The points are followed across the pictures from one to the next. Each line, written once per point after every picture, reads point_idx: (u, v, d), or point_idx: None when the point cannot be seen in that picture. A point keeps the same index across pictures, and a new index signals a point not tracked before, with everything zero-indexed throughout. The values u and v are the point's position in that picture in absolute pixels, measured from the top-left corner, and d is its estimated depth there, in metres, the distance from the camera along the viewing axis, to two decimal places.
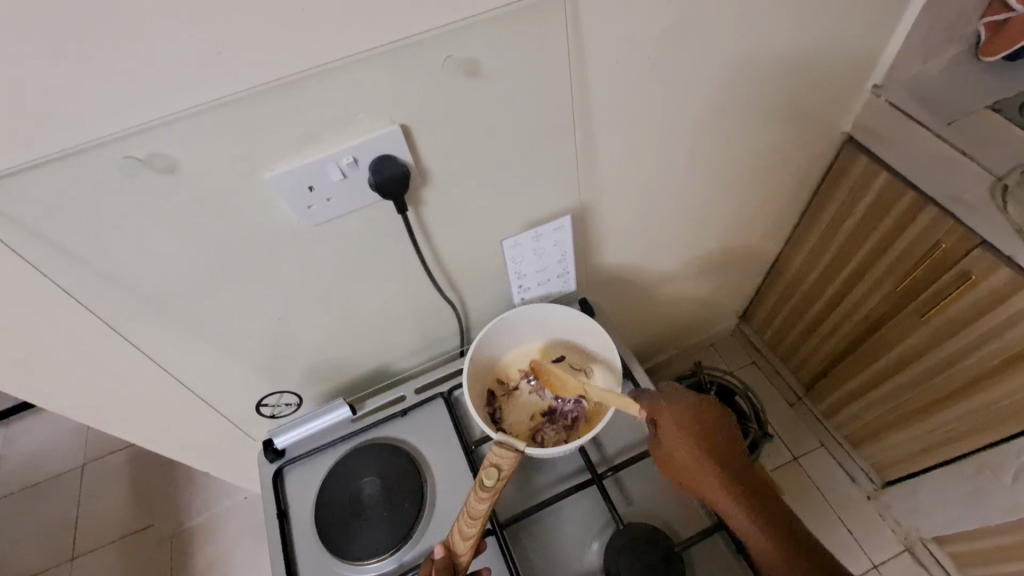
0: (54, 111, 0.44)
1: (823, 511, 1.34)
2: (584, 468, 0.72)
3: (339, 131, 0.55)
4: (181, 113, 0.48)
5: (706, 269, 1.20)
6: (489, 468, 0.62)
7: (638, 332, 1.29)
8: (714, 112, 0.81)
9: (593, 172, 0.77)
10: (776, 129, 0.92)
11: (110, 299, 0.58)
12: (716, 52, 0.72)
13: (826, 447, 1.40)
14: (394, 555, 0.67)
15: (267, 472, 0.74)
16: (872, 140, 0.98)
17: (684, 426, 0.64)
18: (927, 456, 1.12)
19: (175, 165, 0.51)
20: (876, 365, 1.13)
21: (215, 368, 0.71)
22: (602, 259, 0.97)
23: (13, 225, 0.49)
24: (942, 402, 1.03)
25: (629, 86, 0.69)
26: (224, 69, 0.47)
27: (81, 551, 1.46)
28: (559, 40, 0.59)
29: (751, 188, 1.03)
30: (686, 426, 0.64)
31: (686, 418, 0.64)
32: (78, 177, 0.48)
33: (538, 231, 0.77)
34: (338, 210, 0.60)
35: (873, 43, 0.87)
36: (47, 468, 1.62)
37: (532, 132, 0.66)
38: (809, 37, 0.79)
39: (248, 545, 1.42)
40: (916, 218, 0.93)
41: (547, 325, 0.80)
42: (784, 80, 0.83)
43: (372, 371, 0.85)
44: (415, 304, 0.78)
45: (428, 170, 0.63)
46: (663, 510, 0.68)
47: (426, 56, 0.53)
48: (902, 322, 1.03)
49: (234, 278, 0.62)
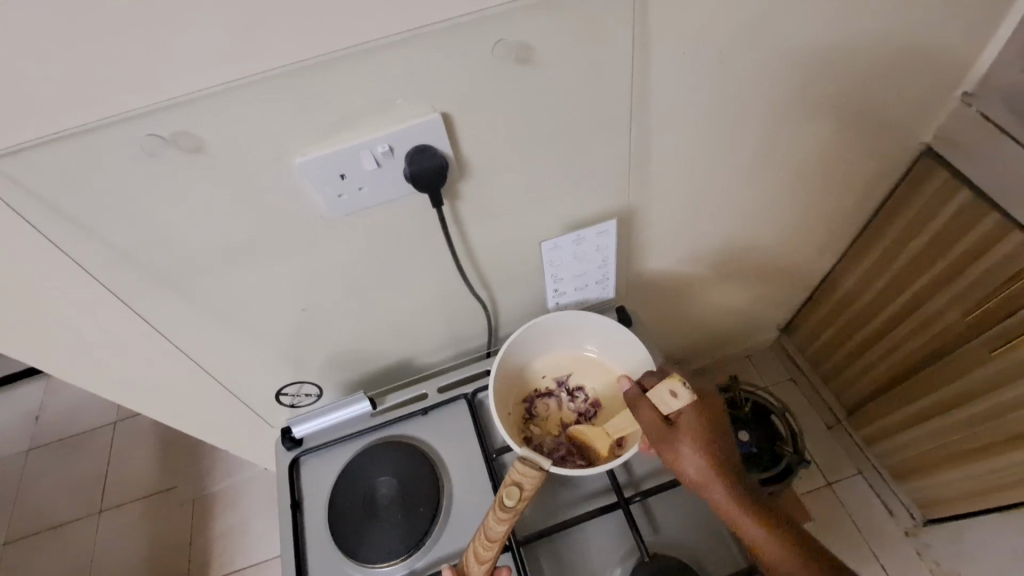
0: (74, 82, 0.42)
1: (856, 540, 1.26)
2: (610, 489, 0.68)
3: (375, 117, 0.51)
4: (209, 90, 0.45)
5: (751, 280, 1.13)
6: (509, 487, 0.59)
7: (673, 340, 1.23)
8: (780, 114, 0.73)
9: (643, 172, 0.71)
10: (845, 133, 0.84)
11: (128, 279, 0.56)
12: (790, 45, 0.64)
13: (864, 474, 1.31)
14: (406, 560, 0.65)
15: (283, 461, 0.73)
16: (954, 152, 0.88)
17: (699, 437, 0.59)
18: (979, 499, 1.04)
19: (201, 145, 0.48)
20: (930, 398, 1.04)
21: (236, 353, 0.69)
22: (643, 264, 0.92)
23: (33, 199, 0.47)
24: (1004, 444, 0.94)
25: (690, 81, 0.63)
26: (251, 43, 0.43)
27: (110, 505, 1.51)
28: (622, 25, 0.53)
29: (810, 199, 0.95)
30: (700, 436, 0.59)
31: (707, 418, 0.60)
32: (99, 153, 0.46)
33: (581, 234, 0.71)
34: (370, 200, 0.56)
35: (971, 46, 0.77)
36: (81, 422, 1.68)
37: (579, 128, 0.60)
38: (898, 33, 0.71)
39: (267, 516, 1.44)
40: (996, 245, 0.84)
41: (581, 334, 0.76)
42: (860, 81, 0.75)
43: (394, 365, 0.82)
44: (443, 301, 0.74)
45: (466, 163, 0.58)
46: (692, 543, 0.64)
47: (472, 39, 0.49)
48: (968, 354, 0.94)
49: (258, 264, 0.59)
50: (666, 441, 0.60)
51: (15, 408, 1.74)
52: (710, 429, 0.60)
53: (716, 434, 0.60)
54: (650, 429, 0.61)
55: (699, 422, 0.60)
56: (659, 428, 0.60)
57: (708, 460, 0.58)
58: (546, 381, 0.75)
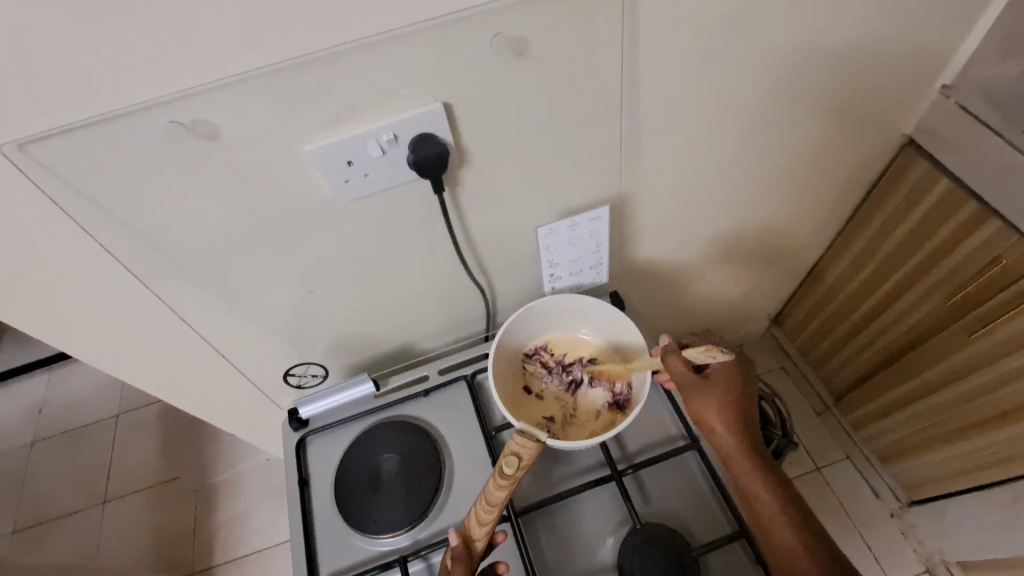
0: (102, 71, 0.45)
1: (842, 522, 1.31)
2: (604, 463, 0.71)
3: (380, 107, 0.54)
4: (227, 80, 0.48)
5: (741, 270, 1.16)
6: (508, 456, 0.62)
7: (665, 328, 1.26)
8: (766, 105, 0.76)
9: (635, 161, 0.75)
10: (830, 123, 0.87)
11: (145, 261, 0.58)
12: (775, 39, 0.67)
13: (851, 458, 1.35)
14: (409, 532, 0.68)
15: (290, 440, 0.76)
16: (934, 144, 0.91)
17: (729, 392, 0.66)
18: (960, 478, 1.08)
19: (218, 133, 0.51)
20: (914, 382, 1.08)
21: (244, 336, 0.72)
22: (636, 252, 0.95)
23: (59, 182, 0.50)
24: (984, 424, 0.98)
25: (679, 74, 0.66)
26: (267, 35, 0.46)
27: (113, 496, 1.54)
28: (614, 19, 0.56)
29: (797, 190, 0.98)
30: (730, 390, 0.66)
31: (737, 379, 0.68)
32: (122, 138, 0.49)
33: (574, 221, 0.74)
34: (375, 186, 0.59)
35: (949, 40, 0.81)
36: (84, 416, 1.70)
37: (573, 118, 0.63)
38: (877, 30, 0.74)
39: (269, 504, 1.47)
40: (974, 232, 0.88)
41: (577, 317, 0.79)
42: (843, 74, 0.79)
43: (396, 349, 0.85)
44: (444, 286, 0.77)
45: (466, 151, 0.61)
46: (681, 511, 0.68)
47: (473, 33, 0.52)
48: (948, 337, 0.98)
49: (267, 247, 0.62)
50: (699, 392, 0.66)
51: (18, 402, 1.75)
52: (739, 393, 0.67)
53: (747, 392, 0.67)
54: (685, 381, 0.67)
55: (731, 379, 0.67)
56: (693, 380, 0.67)
57: (732, 414, 0.65)
58: (547, 355, 0.78)
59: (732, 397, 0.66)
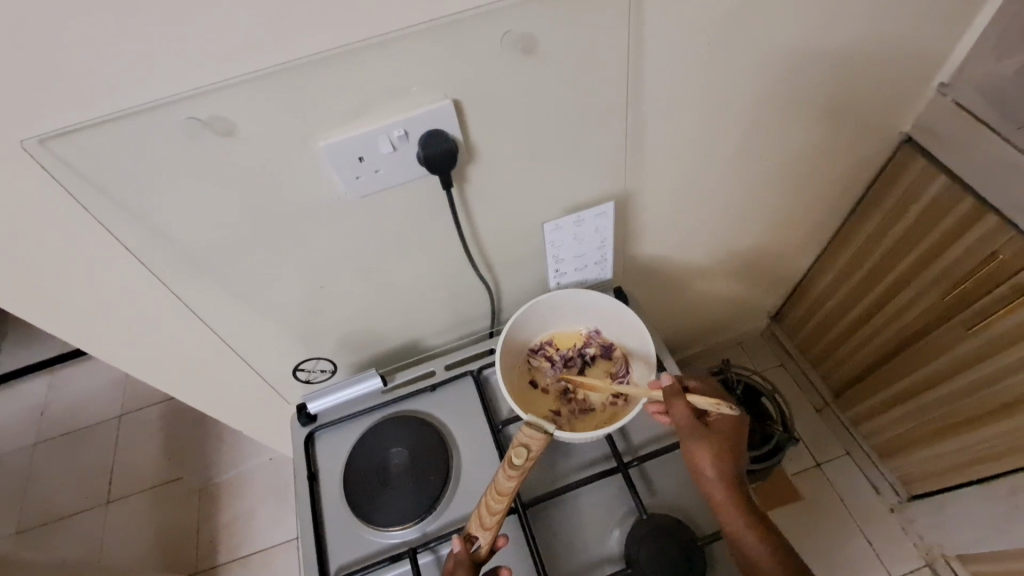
0: (123, 67, 0.46)
1: (843, 517, 1.32)
2: (610, 456, 0.72)
3: (391, 104, 0.55)
4: (244, 76, 0.49)
5: (742, 267, 1.17)
6: (518, 447, 0.63)
7: (667, 325, 1.27)
8: (767, 103, 0.78)
9: (639, 157, 0.76)
10: (830, 121, 0.88)
11: (159, 256, 0.59)
12: (776, 38, 0.69)
13: (851, 454, 1.37)
14: (418, 524, 0.69)
15: (299, 435, 0.77)
16: (931, 141, 0.92)
17: (728, 442, 0.64)
18: (959, 472, 1.09)
19: (233, 129, 0.52)
20: (913, 377, 1.09)
21: (254, 331, 0.72)
22: (639, 249, 0.96)
23: (78, 177, 0.51)
24: (983, 418, 0.99)
25: (682, 71, 0.67)
26: (283, 33, 0.47)
27: (116, 496, 1.54)
28: (620, 17, 0.57)
29: (798, 187, 1.00)
30: (729, 442, 0.64)
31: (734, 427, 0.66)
32: (141, 134, 0.49)
33: (580, 216, 0.76)
34: (385, 181, 0.60)
35: (946, 39, 0.82)
36: (87, 417, 1.70)
37: (579, 114, 0.64)
38: (876, 28, 0.75)
39: (273, 504, 1.48)
40: (971, 228, 0.89)
41: (582, 313, 0.80)
42: (843, 72, 0.80)
43: (403, 345, 0.86)
44: (451, 282, 0.78)
45: (475, 147, 0.62)
46: (685, 503, 0.69)
47: (484, 30, 0.53)
48: (946, 333, 0.99)
49: (278, 243, 0.63)
50: (697, 440, 0.64)
51: (20, 403, 1.75)
52: (735, 442, 0.65)
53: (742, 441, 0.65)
54: (686, 425, 0.64)
55: (727, 427, 0.65)
56: (695, 425, 0.64)
57: (726, 461, 0.63)
58: (552, 350, 0.80)
59: (727, 444, 0.64)
